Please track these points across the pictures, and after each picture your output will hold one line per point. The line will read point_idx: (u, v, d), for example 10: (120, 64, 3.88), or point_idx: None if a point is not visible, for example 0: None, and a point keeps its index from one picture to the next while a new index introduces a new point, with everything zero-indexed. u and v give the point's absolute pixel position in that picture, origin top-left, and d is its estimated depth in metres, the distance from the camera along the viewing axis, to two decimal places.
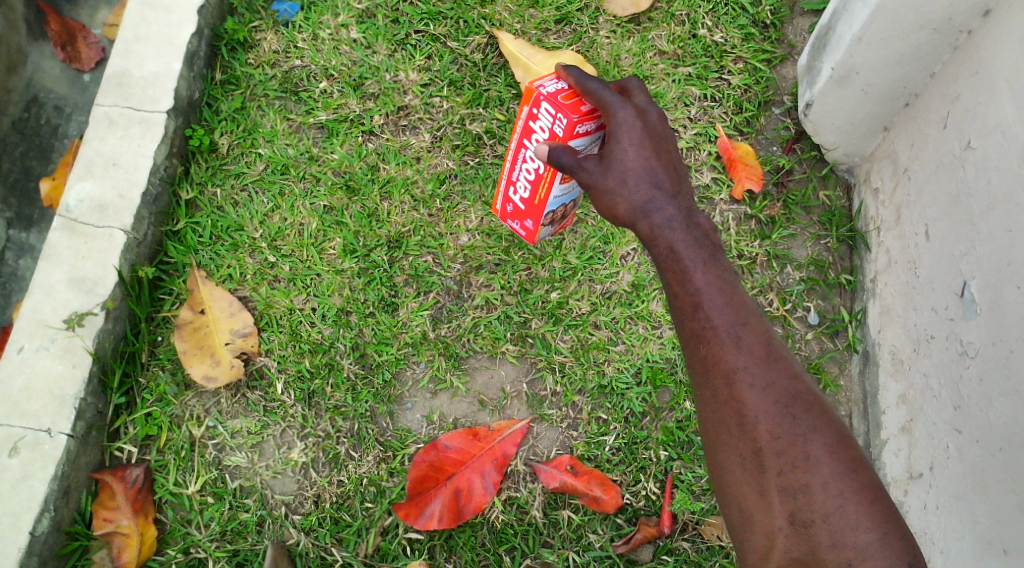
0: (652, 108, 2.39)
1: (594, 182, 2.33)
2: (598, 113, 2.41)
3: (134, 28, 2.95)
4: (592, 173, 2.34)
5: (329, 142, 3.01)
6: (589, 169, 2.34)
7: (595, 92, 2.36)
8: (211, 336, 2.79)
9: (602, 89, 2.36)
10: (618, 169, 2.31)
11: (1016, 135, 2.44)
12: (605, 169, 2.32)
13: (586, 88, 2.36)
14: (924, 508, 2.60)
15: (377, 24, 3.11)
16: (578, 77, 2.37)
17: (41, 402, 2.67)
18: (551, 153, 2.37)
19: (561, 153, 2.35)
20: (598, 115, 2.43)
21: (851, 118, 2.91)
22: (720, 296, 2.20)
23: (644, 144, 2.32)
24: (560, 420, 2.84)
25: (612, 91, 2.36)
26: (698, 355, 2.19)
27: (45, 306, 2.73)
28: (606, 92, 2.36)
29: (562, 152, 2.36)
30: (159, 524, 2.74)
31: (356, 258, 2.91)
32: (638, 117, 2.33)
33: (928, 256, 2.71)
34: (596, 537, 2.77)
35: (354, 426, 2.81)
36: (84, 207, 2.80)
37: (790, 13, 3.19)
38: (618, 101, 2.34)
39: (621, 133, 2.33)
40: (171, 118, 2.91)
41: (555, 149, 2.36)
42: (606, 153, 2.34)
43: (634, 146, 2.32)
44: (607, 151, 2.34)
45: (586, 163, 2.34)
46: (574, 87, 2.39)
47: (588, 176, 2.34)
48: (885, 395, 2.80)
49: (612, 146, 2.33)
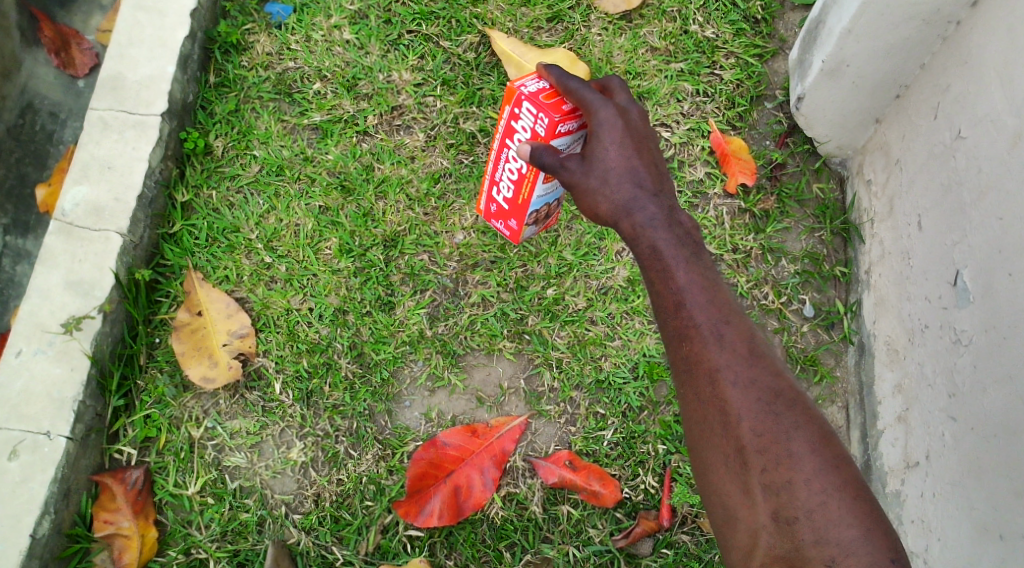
0: (634, 106, 2.40)
1: (576, 182, 2.35)
2: (579, 113, 2.43)
3: (127, 32, 2.96)
4: (574, 172, 2.35)
5: (324, 143, 3.02)
6: (572, 167, 2.35)
7: (576, 91, 2.38)
8: (209, 338, 2.80)
9: (583, 88, 2.37)
10: (600, 169, 2.33)
11: (1005, 124, 2.46)
12: (587, 169, 2.34)
13: (567, 87, 2.38)
14: (922, 497, 2.61)
15: (370, 24, 3.12)
16: (559, 77, 2.40)
17: (40, 405, 2.67)
18: (534, 153, 2.37)
19: (543, 153, 2.36)
20: (579, 114, 2.44)
21: (843, 112, 2.93)
22: (702, 294, 2.21)
23: (625, 143, 2.33)
24: (558, 415, 2.85)
25: (593, 90, 2.38)
26: (681, 353, 2.20)
27: (42, 310, 2.74)
28: (587, 91, 2.37)
29: (544, 152, 2.36)
30: (160, 525, 2.74)
31: (353, 257, 2.92)
32: (619, 116, 2.34)
33: (920, 246, 2.72)
34: (596, 532, 2.78)
35: (352, 425, 2.82)
36: (80, 210, 2.81)
37: (781, 8, 3.21)
38: (599, 99, 2.35)
39: (602, 132, 2.33)
40: (165, 121, 2.92)
41: (537, 149, 2.36)
42: (587, 152, 2.35)
43: (615, 144, 2.33)
44: (589, 150, 2.35)
45: (568, 162, 2.36)
46: (556, 86, 2.42)
47: (570, 175, 2.35)
48: (881, 385, 2.82)
49: (593, 145, 2.34)
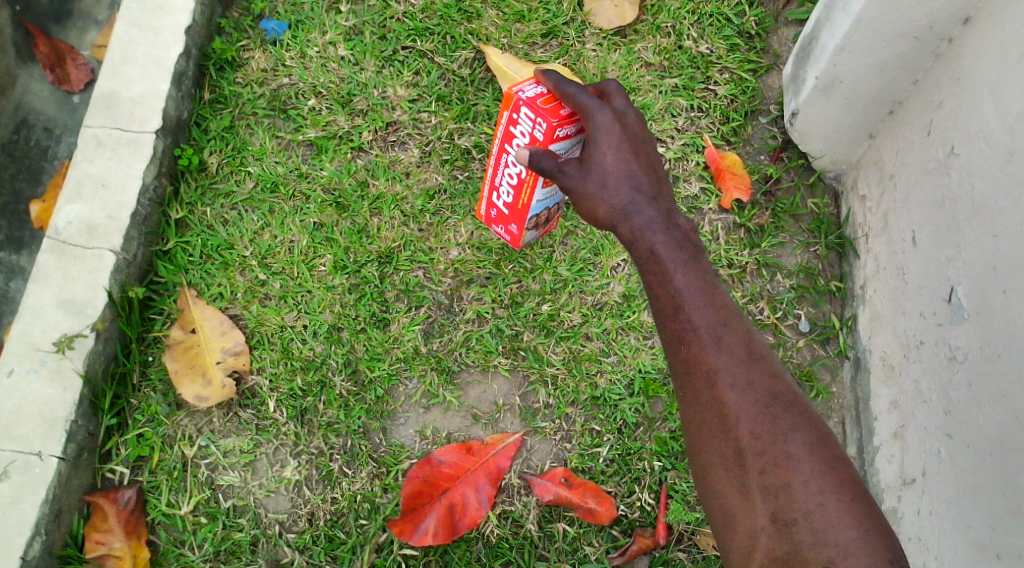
0: (632, 111, 2.40)
1: (574, 186, 2.34)
2: (577, 117, 2.43)
3: (122, 49, 2.95)
4: (572, 177, 2.35)
5: (318, 159, 3.01)
6: (570, 171, 2.35)
7: (573, 96, 2.37)
8: (202, 355, 2.79)
9: (580, 93, 2.37)
10: (598, 173, 2.32)
11: (998, 141, 2.46)
12: (585, 173, 2.33)
13: (564, 92, 2.37)
14: (918, 514, 2.61)
15: (365, 41, 3.12)
16: (556, 81, 2.40)
17: (32, 425, 2.66)
18: (533, 158, 2.38)
19: (541, 158, 2.37)
20: (577, 118, 2.44)
21: (836, 127, 2.93)
22: (700, 297, 2.20)
23: (623, 147, 2.33)
24: (553, 432, 2.84)
25: (591, 95, 2.38)
26: (679, 357, 2.19)
27: (35, 329, 2.72)
28: (584, 96, 2.37)
29: (543, 157, 2.37)
30: (152, 545, 2.73)
31: (347, 274, 2.92)
32: (616, 121, 2.34)
33: (915, 262, 2.72)
34: (592, 550, 2.77)
35: (346, 443, 2.80)
36: (73, 228, 2.80)
37: (776, 23, 3.21)
38: (596, 104, 2.35)
39: (600, 137, 2.33)
40: (160, 138, 2.91)
41: (536, 154, 2.38)
42: (585, 156, 2.35)
43: (613, 148, 2.33)
44: (587, 154, 2.35)
45: (566, 167, 2.36)
46: (552, 90, 2.42)
47: (569, 180, 2.35)
48: (876, 401, 2.81)
49: (591, 149, 2.34)
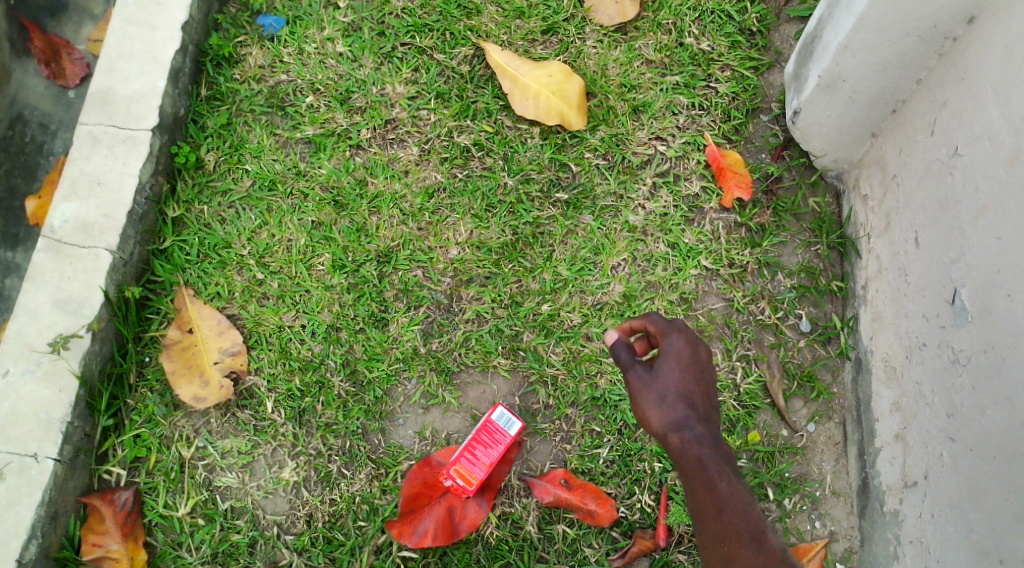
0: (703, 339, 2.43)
1: (637, 384, 2.37)
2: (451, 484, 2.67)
3: (117, 45, 2.91)
4: (640, 375, 2.37)
5: (316, 157, 2.98)
6: (638, 373, 2.37)
7: (654, 320, 2.42)
8: (200, 356, 2.77)
9: (660, 316, 2.42)
10: (661, 383, 2.35)
11: (1002, 143, 2.44)
12: (653, 375, 2.36)
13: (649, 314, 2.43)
14: (920, 517, 2.60)
15: (363, 37, 3.08)
16: (649, 315, 2.44)
17: (28, 427, 2.63)
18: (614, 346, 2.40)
19: (620, 348, 2.39)
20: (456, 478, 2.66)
21: (838, 126, 2.91)
22: (741, 513, 2.27)
23: (689, 371, 2.37)
24: (553, 433, 2.83)
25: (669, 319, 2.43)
26: (719, 553, 2.27)
27: (30, 329, 2.70)
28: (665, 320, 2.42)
29: (623, 347, 2.39)
30: (149, 547, 2.71)
31: (345, 273, 2.89)
32: (688, 344, 2.38)
33: (917, 263, 2.70)
34: (592, 551, 2.76)
35: (345, 444, 2.78)
36: (68, 227, 2.77)
37: (778, 19, 3.17)
38: (673, 325, 2.40)
39: (671, 353, 2.37)
40: (156, 136, 2.87)
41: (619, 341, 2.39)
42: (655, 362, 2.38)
43: (680, 370, 2.37)
44: (656, 362, 2.39)
45: (638, 366, 2.37)
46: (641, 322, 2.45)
47: (636, 380, 2.37)
48: (878, 402, 2.79)
49: (660, 360, 2.38)
